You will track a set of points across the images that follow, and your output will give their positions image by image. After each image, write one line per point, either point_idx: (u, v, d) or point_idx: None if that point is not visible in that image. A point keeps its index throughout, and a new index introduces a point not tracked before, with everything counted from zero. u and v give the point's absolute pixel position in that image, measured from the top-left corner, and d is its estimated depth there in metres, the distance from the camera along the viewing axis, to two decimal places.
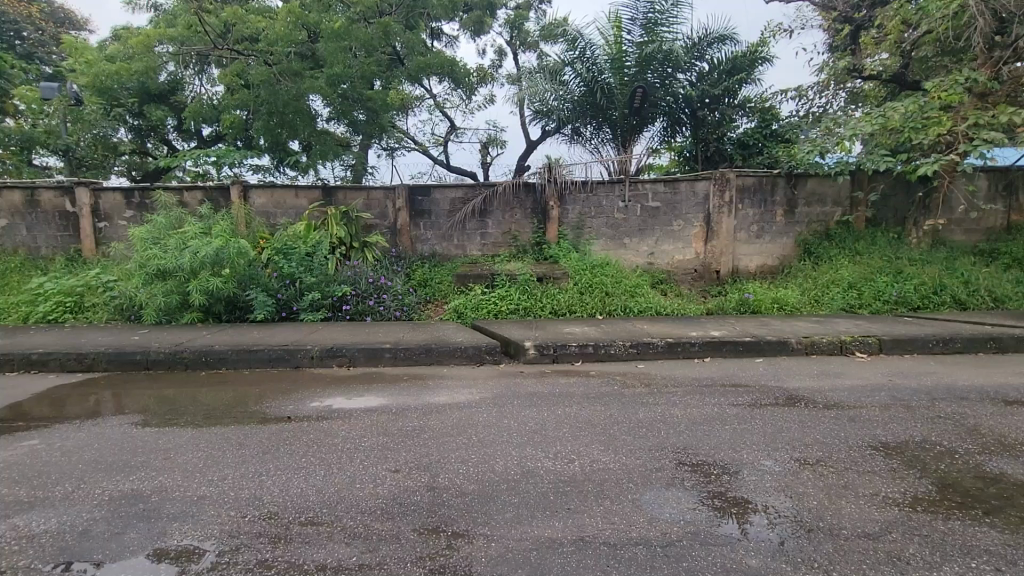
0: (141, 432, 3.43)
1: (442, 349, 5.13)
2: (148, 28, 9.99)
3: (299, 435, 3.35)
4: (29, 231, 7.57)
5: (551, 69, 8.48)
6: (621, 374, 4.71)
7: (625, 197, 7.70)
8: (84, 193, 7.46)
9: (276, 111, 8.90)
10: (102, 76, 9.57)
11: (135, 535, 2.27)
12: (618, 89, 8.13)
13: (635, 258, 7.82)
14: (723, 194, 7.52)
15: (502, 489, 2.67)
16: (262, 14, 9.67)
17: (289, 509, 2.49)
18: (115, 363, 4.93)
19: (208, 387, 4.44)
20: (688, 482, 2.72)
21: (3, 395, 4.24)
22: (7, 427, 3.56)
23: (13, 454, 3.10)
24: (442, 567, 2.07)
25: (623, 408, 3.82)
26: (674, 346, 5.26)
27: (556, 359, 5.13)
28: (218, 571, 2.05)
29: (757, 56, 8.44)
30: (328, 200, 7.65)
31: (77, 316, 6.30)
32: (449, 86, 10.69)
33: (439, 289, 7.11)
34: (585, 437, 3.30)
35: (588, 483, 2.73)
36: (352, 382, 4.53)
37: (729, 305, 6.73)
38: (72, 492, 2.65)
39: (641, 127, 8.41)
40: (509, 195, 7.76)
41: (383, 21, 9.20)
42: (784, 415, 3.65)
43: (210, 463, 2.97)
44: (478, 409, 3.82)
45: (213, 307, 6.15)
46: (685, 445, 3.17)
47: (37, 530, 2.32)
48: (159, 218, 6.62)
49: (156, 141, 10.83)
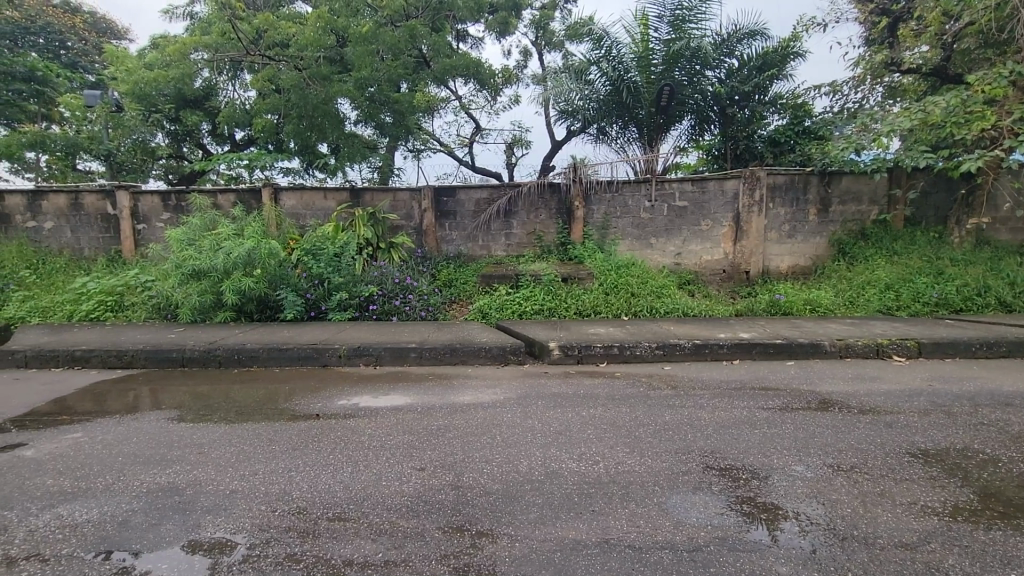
0: (177, 427, 3.55)
1: (466, 349, 5.15)
2: (184, 36, 10.31)
3: (327, 433, 3.41)
4: (73, 233, 7.91)
5: (576, 68, 8.42)
6: (646, 376, 4.66)
7: (651, 197, 7.61)
8: (125, 196, 7.76)
9: (305, 115, 9.09)
10: (142, 83, 9.97)
11: (171, 526, 2.35)
12: (645, 87, 8.09)
13: (661, 258, 7.71)
14: (753, 193, 7.36)
15: (527, 489, 2.67)
16: (291, 19, 9.86)
17: (317, 505, 2.53)
18: (153, 360, 5.11)
19: (240, 384, 4.55)
20: (715, 486, 2.67)
21: (49, 390, 4.43)
22: (52, 420, 3.72)
23: (57, 447, 3.25)
24: (467, 567, 2.07)
25: (649, 410, 3.78)
26: (701, 347, 5.18)
27: (581, 359, 5.10)
28: (250, 563, 2.10)
29: (788, 52, 8.25)
30: (356, 202, 7.77)
31: (116, 314, 6.55)
32: (474, 88, 10.74)
33: (464, 289, 7.16)
34: (609, 438, 3.27)
35: (614, 485, 2.70)
36: (378, 381, 4.58)
37: (759, 306, 6.58)
38: (112, 483, 2.75)
39: (668, 125, 8.31)
40: (534, 195, 7.75)
41: (410, 24, 9.29)
42: (817, 420, 3.55)
43: (242, 458, 3.04)
44: (502, 409, 3.83)
45: (245, 306, 6.30)
46: (714, 449, 3.11)
47: (79, 519, 2.42)
48: (194, 220, 6.84)
49: (191, 145, 11.19)
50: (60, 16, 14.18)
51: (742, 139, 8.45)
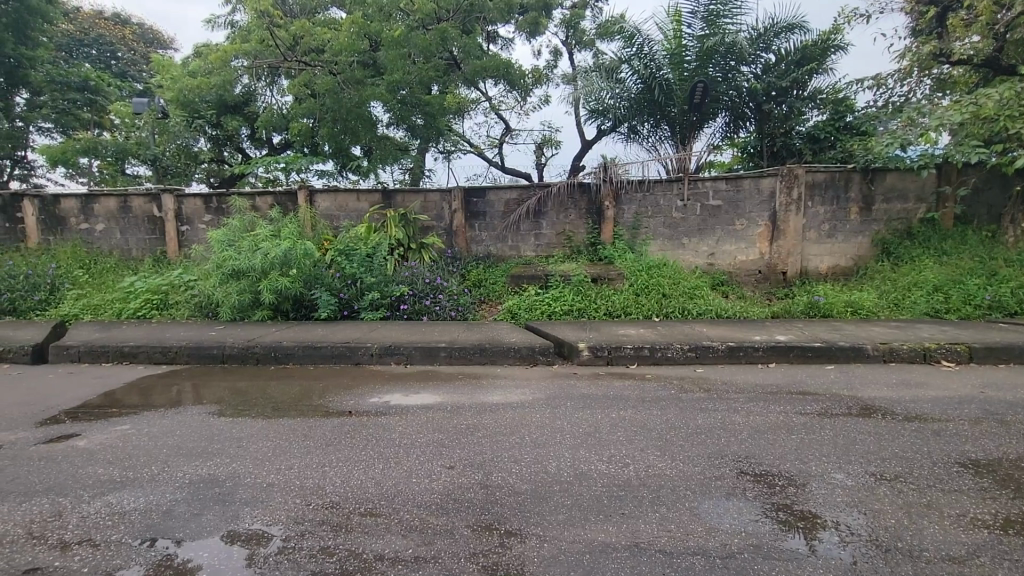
0: (217, 421, 3.68)
1: (496, 349, 5.17)
2: (225, 44, 10.68)
3: (358, 430, 3.47)
4: (122, 235, 8.30)
5: (607, 67, 8.32)
6: (678, 378, 4.57)
7: (683, 196, 7.48)
8: (169, 199, 8.10)
9: (340, 118, 9.29)
10: (186, 90, 10.44)
11: (212, 516, 2.44)
12: (677, 85, 7.97)
13: (694, 258, 7.56)
14: (791, 192, 7.14)
15: (556, 491, 2.66)
16: (327, 25, 10.08)
17: (350, 500, 2.58)
18: (195, 357, 5.32)
19: (276, 381, 4.68)
20: (749, 492, 2.61)
21: (100, 383, 4.66)
22: (102, 413, 3.91)
23: (107, 438, 3.41)
24: (496, 566, 2.07)
25: (682, 413, 3.70)
26: (735, 350, 5.05)
27: (610, 361, 5.05)
28: (285, 555, 2.15)
29: (829, 45, 7.96)
30: (388, 203, 7.90)
31: (162, 312, 6.83)
32: (505, 88, 10.75)
33: (494, 290, 7.19)
34: (640, 441, 3.22)
35: (644, 488, 2.67)
36: (409, 380, 4.64)
37: (797, 308, 6.38)
38: (157, 474, 2.88)
39: (702, 123, 8.14)
40: (564, 195, 7.71)
41: (441, 27, 9.39)
42: (859, 427, 3.41)
43: (278, 453, 3.13)
44: (531, 409, 3.83)
45: (282, 306, 6.48)
46: (748, 454, 3.03)
47: (127, 507, 2.54)
48: (234, 221, 7.09)
49: (232, 149, 11.52)
50: (111, 28, 15.02)
51: (779, 136, 8.20)
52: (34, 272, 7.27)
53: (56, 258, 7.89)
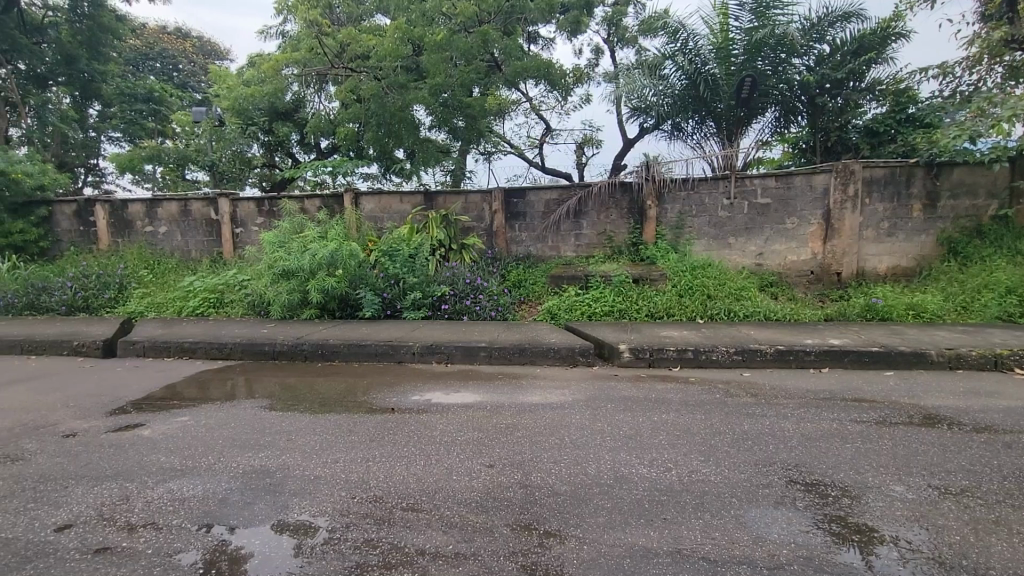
0: (268, 415, 3.85)
1: (536, 349, 5.17)
2: (276, 54, 11.12)
3: (401, 426, 3.54)
4: (182, 236, 8.79)
5: (649, 63, 8.14)
6: (724, 382, 4.43)
7: (730, 194, 7.25)
8: (225, 203, 8.52)
9: (384, 122, 9.53)
10: (241, 99, 10.98)
11: (264, 505, 2.55)
12: (724, 80, 7.75)
13: (741, 258, 7.32)
14: (846, 189, 6.80)
15: (595, 493, 2.63)
16: (372, 32, 10.33)
17: (393, 494, 2.65)
18: (248, 353, 5.57)
19: (323, 378, 4.84)
20: (800, 502, 2.50)
21: (161, 377, 4.94)
22: (164, 404, 4.15)
23: (169, 428, 3.62)
24: (535, 566, 2.07)
25: (728, 418, 3.59)
26: (785, 353, 4.86)
27: (652, 363, 4.96)
28: (331, 546, 2.22)
29: (889, 33, 7.53)
30: (430, 204, 8.05)
31: (218, 310, 7.18)
32: (545, 88, 10.70)
33: (534, 290, 7.20)
34: (682, 446, 3.15)
35: (687, 494, 2.60)
36: (450, 378, 4.71)
37: (852, 311, 6.07)
38: (213, 463, 3.03)
39: (749, 119, 7.89)
40: (605, 195, 7.62)
41: (483, 30, 9.43)
42: (921, 437, 3.21)
43: (325, 446, 3.24)
44: (570, 410, 3.81)
45: (328, 305, 6.69)
46: (798, 463, 2.91)
47: (187, 494, 2.69)
48: (284, 223, 7.39)
49: (283, 154, 12.02)
50: (173, 42, 15.97)
51: (834, 130, 7.84)
52: (105, 272, 7.82)
53: (125, 258, 8.44)
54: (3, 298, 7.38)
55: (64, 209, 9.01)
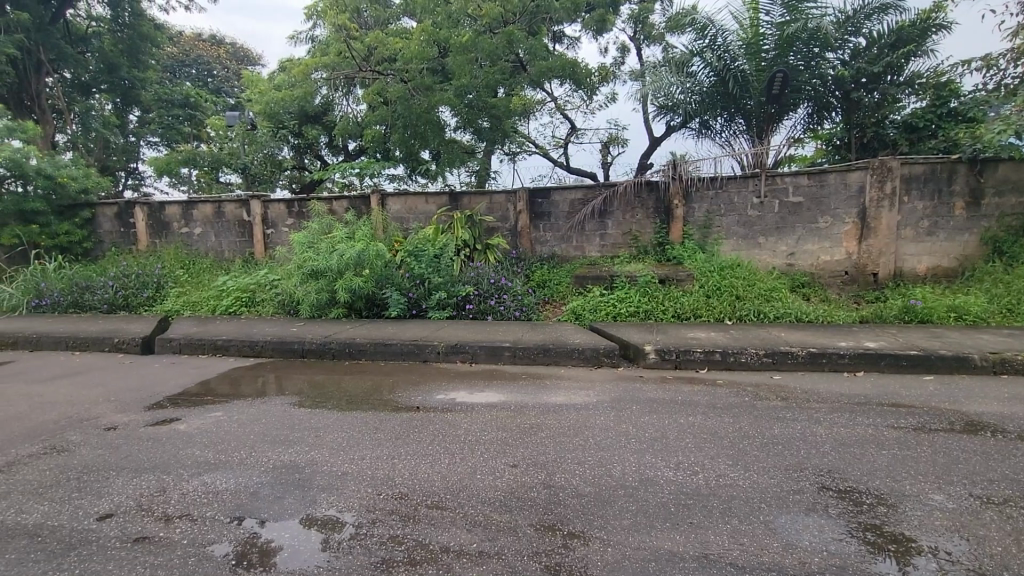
0: (298, 411, 3.94)
1: (560, 349, 5.15)
2: (306, 58, 11.34)
3: (426, 425, 3.58)
4: (216, 237, 9.06)
5: (676, 61, 8.02)
6: (753, 385, 4.33)
7: (759, 193, 7.09)
8: (257, 205, 8.75)
9: (410, 124, 9.65)
10: (272, 103, 11.20)
11: (293, 500, 2.61)
12: (754, 76, 7.59)
13: (771, 258, 7.16)
14: (883, 186, 6.57)
15: (620, 495, 2.60)
16: (398, 35, 10.47)
17: (418, 492, 2.67)
18: (278, 351, 5.70)
19: (350, 376, 4.92)
20: (832, 509, 2.43)
21: (196, 374, 5.11)
22: (199, 400, 4.28)
23: (204, 423, 3.74)
24: (558, 566, 2.07)
25: (757, 422, 3.52)
26: (817, 356, 4.72)
27: (679, 365, 4.89)
28: (357, 541, 2.26)
29: (929, 25, 7.24)
30: (455, 205, 8.11)
31: (249, 309, 7.38)
32: (571, 88, 10.63)
33: (559, 291, 7.17)
34: (710, 449, 3.10)
35: (714, 498, 2.55)
36: (474, 378, 4.74)
37: (889, 313, 5.86)
38: (245, 458, 3.11)
39: (781, 115, 7.71)
40: (630, 194, 7.55)
41: (508, 30, 9.43)
42: (963, 445, 3.08)
43: (352, 443, 3.30)
44: (595, 411, 3.79)
45: (355, 304, 6.80)
46: (831, 469, 2.82)
47: (220, 487, 2.77)
48: (313, 224, 7.54)
49: (312, 157, 12.26)
50: (208, 49, 16.50)
51: (870, 126, 7.59)
52: (144, 272, 8.12)
53: (162, 258, 8.75)
54: (50, 297, 7.75)
55: (106, 211, 9.38)
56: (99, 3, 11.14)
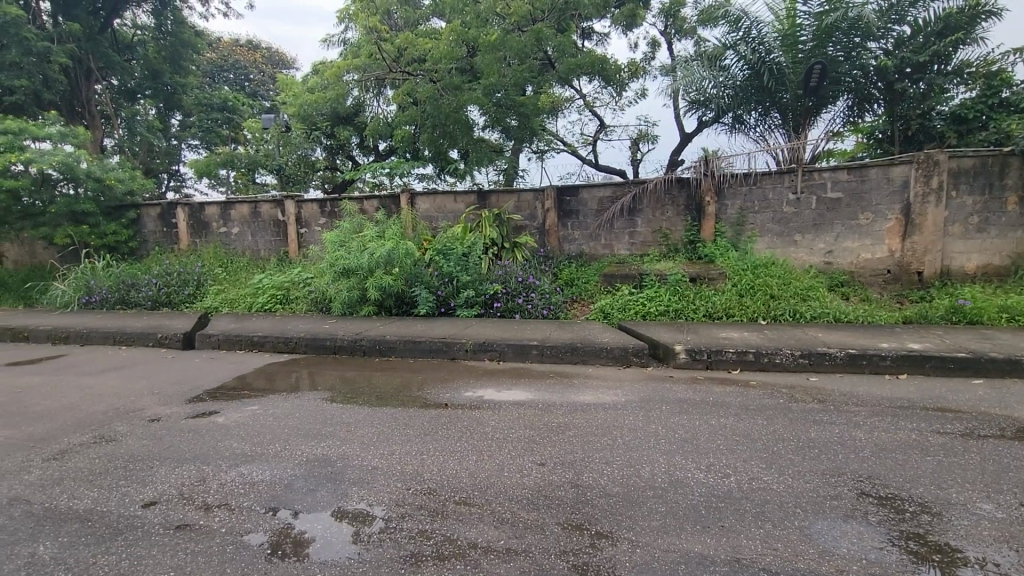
0: (330, 406, 4.03)
1: (588, 348, 5.12)
2: (339, 61, 11.53)
3: (454, 421, 3.61)
4: (252, 236, 9.34)
5: (709, 54, 7.83)
6: (788, 387, 4.21)
7: (796, 189, 6.88)
8: (291, 205, 8.98)
9: (439, 124, 9.73)
10: (306, 106, 11.47)
11: (325, 493, 2.67)
12: (790, 68, 7.35)
13: (807, 256, 6.94)
14: (929, 181, 6.29)
15: (649, 496, 2.57)
16: (428, 36, 10.57)
17: (445, 487, 2.70)
18: (311, 347, 5.85)
19: (380, 372, 5.01)
20: (873, 516, 2.34)
21: (233, 369, 5.28)
22: (236, 394, 4.43)
23: (241, 416, 3.86)
24: (586, 566, 2.06)
25: (792, 424, 3.42)
26: (857, 357, 4.56)
27: (710, 365, 4.79)
28: (387, 534, 2.30)
29: (979, 11, 6.89)
30: (483, 203, 8.14)
31: (284, 306, 7.58)
32: (599, 84, 10.51)
33: (587, 289, 7.12)
34: (742, 451, 3.03)
35: (747, 502, 2.49)
36: (501, 376, 4.75)
37: (935, 313, 5.61)
38: (279, 451, 3.20)
39: (818, 109, 7.47)
40: (661, 191, 7.43)
41: (536, 28, 9.37)
42: (1014, 452, 2.92)
43: (382, 438, 3.36)
44: (624, 411, 3.75)
45: (385, 302, 6.91)
46: (871, 474, 2.72)
47: (256, 478, 2.86)
48: (344, 223, 7.69)
49: (343, 158, 12.50)
50: (245, 54, 17.04)
51: (915, 118, 7.27)
52: (185, 270, 8.44)
53: (202, 257, 9.08)
54: (99, 294, 8.16)
55: (150, 212, 9.78)
56: (144, 13, 11.57)
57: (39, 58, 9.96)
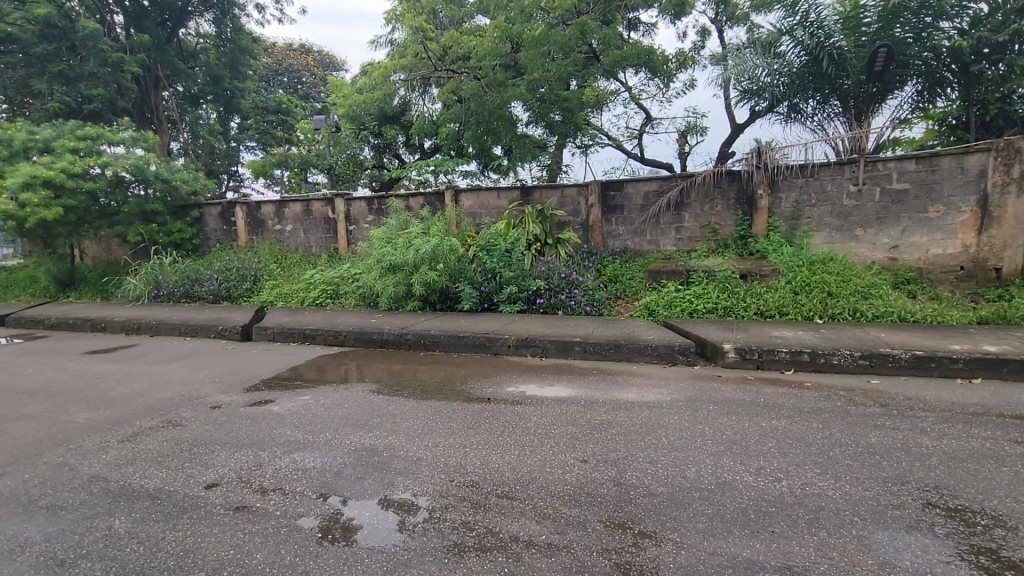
0: (377, 397, 4.15)
1: (632, 346, 5.04)
2: (386, 61, 11.74)
3: (496, 416, 3.64)
4: (304, 233, 9.71)
5: (764, 41, 7.49)
6: (846, 389, 4.00)
7: (857, 180, 6.50)
8: (340, 203, 9.27)
9: (483, 121, 9.79)
10: (355, 106, 11.81)
11: (372, 481, 2.75)
12: (853, 53, 7.01)
13: (869, 252, 6.57)
14: (1009, 170, 5.86)
15: (695, 498, 2.51)
16: (472, 33, 10.63)
17: (488, 480, 2.73)
18: (359, 341, 6.03)
19: (425, 366, 5.11)
20: (940, 529, 2.19)
21: (287, 360, 5.52)
22: (289, 384, 4.63)
23: (295, 405, 4.03)
24: (629, 565, 2.03)
25: (851, 428, 3.25)
26: (924, 359, 4.28)
27: (761, 365, 4.61)
28: (432, 524, 2.35)
29: None
30: (526, 199, 8.13)
31: (334, 300, 7.84)
32: (646, 76, 10.26)
33: (631, 285, 6.99)
34: (795, 455, 2.90)
35: (799, 507, 2.39)
36: (544, 372, 4.74)
37: (1014, 313, 5.19)
38: (330, 440, 3.32)
39: (883, 94, 7.07)
40: (709, 184, 7.20)
41: (581, 20, 9.22)
42: None
43: (427, 431, 3.42)
44: (669, 410, 3.66)
45: (430, 297, 7.03)
46: (938, 484, 2.55)
47: (309, 465, 2.98)
48: (391, 220, 7.88)
49: (390, 156, 12.82)
50: (298, 57, 17.80)
51: (994, 102, 6.70)
52: (243, 266, 8.88)
53: (259, 254, 9.53)
54: (167, 288, 8.72)
55: (212, 211, 10.34)
56: (206, 22, 12.25)
57: (114, 69, 10.64)
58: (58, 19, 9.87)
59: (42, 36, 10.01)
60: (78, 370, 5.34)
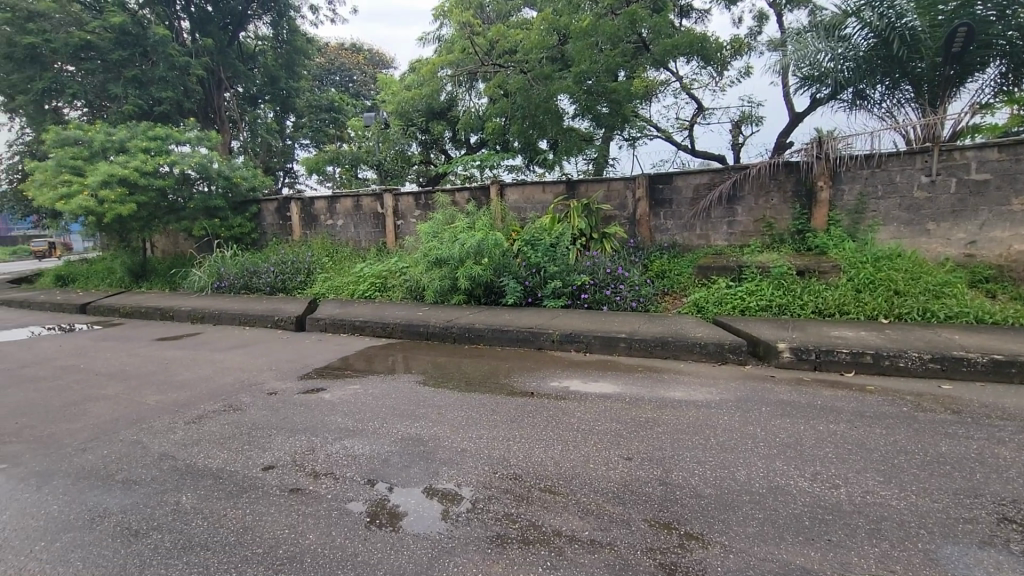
0: (423, 389, 4.23)
1: (679, 343, 4.91)
2: (434, 58, 11.78)
3: (540, 410, 3.64)
4: (355, 228, 10.00)
5: (828, 24, 7.13)
6: (913, 394, 3.76)
7: (930, 171, 6.06)
8: (389, 198, 9.49)
9: (529, 114, 9.76)
10: (403, 103, 11.98)
11: (418, 470, 2.81)
12: (927, 33, 6.54)
13: (941, 247, 6.13)
14: None
15: (746, 501, 2.42)
16: (520, 27, 10.62)
17: (530, 474, 2.73)
18: (406, 333, 6.17)
19: (470, 359, 5.17)
20: (1018, 546, 2.03)
21: (337, 350, 5.71)
22: (340, 374, 4.78)
23: (345, 394, 4.16)
24: (674, 566, 1.99)
25: (917, 435, 3.05)
26: (1002, 364, 3.96)
27: (818, 366, 4.40)
28: (475, 514, 2.38)
29: None
30: (572, 193, 8.06)
31: (382, 293, 8.04)
32: (698, 64, 9.91)
33: (680, 281, 6.80)
34: (856, 462, 2.75)
35: (859, 517, 2.27)
36: (589, 368, 4.70)
37: None
38: (378, 428, 3.42)
39: (961, 78, 6.56)
40: (765, 176, 6.90)
41: (631, 9, 8.98)
42: None
43: (471, 423, 3.46)
44: (719, 410, 3.54)
45: (475, 291, 7.09)
46: (1017, 498, 2.36)
47: (358, 452, 3.07)
48: (437, 215, 7.99)
49: (437, 151, 13.07)
50: (349, 56, 18.29)
51: None
52: (297, 259, 9.25)
53: (312, 248, 9.90)
54: (227, 280, 9.20)
55: (269, 206, 10.82)
56: (264, 24, 12.88)
57: (181, 72, 11.31)
58: (131, 27, 10.57)
59: (118, 43, 10.75)
60: (150, 355, 5.73)
